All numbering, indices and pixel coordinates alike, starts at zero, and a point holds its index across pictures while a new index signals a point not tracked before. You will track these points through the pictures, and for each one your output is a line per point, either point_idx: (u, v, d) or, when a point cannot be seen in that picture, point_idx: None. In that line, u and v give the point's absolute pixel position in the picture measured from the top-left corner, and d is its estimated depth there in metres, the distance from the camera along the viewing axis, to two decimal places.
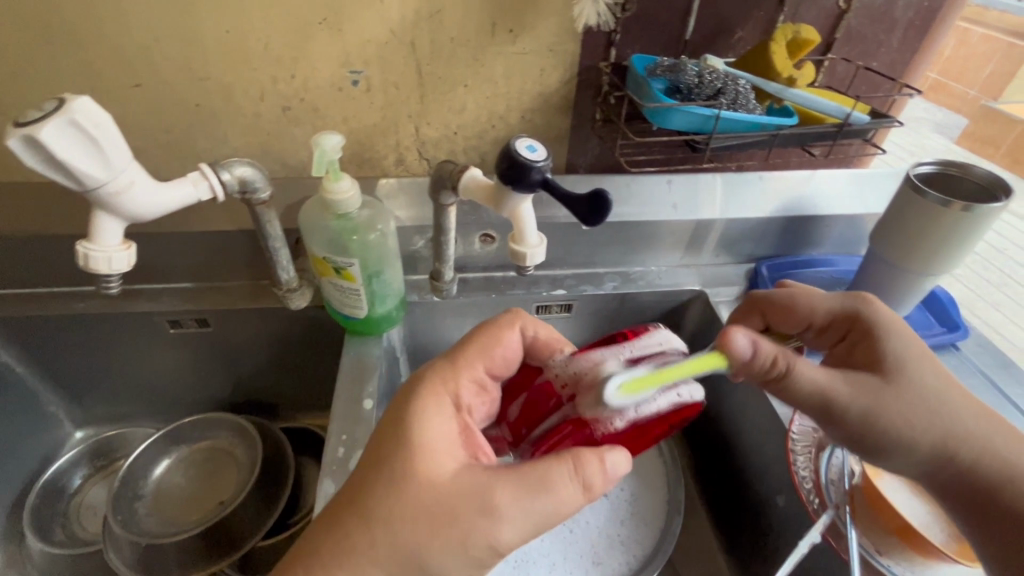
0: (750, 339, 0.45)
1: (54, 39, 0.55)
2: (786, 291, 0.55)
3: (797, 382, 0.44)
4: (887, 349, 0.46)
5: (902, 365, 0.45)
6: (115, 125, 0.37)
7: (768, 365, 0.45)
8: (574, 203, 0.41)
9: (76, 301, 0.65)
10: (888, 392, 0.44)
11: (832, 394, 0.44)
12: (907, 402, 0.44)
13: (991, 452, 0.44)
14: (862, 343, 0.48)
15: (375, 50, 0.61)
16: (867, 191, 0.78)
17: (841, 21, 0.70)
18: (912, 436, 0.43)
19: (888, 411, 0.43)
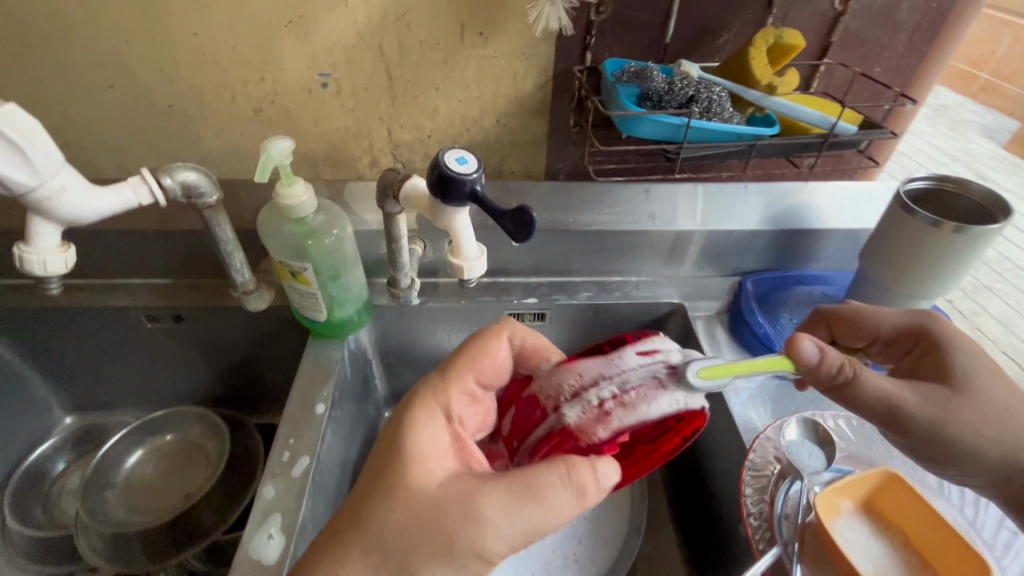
0: (818, 346, 0.47)
1: (32, 39, 0.56)
2: (854, 304, 0.56)
3: (864, 389, 0.46)
4: (956, 364, 0.48)
5: (969, 380, 0.47)
6: (42, 131, 0.39)
7: (834, 371, 0.46)
8: (503, 219, 0.40)
9: (57, 292, 0.67)
10: (956, 403, 0.46)
11: (902, 404, 0.46)
12: (973, 415, 0.46)
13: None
14: (930, 358, 0.50)
15: (342, 53, 0.60)
16: (862, 206, 0.73)
17: (837, 24, 0.66)
18: (975, 445, 0.46)
19: (952, 422, 0.46)
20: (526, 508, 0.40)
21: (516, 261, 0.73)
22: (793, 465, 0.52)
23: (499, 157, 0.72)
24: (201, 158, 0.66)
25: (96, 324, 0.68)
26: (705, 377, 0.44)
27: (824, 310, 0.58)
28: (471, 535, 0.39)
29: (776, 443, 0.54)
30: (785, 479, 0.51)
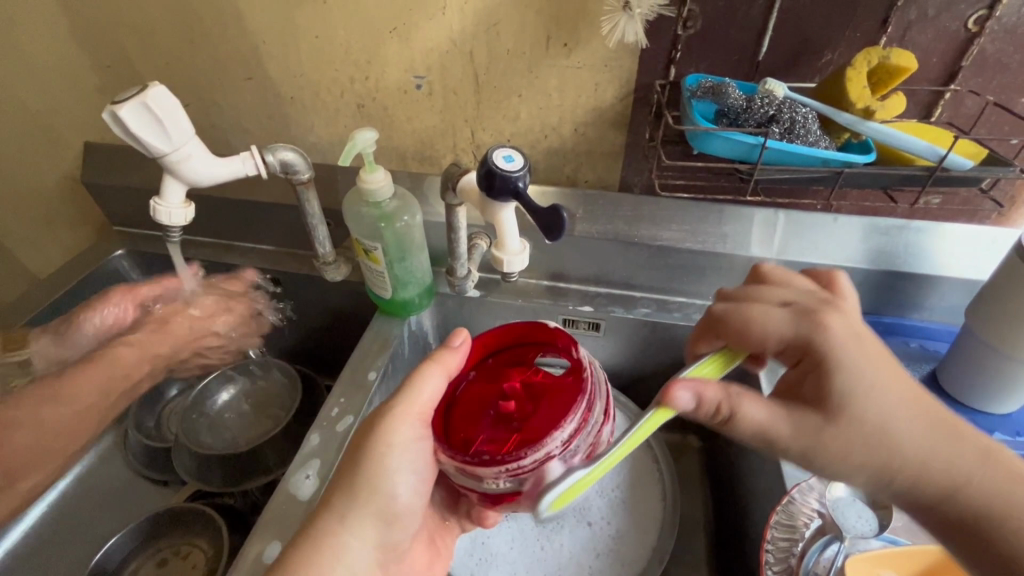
0: (694, 392, 0.41)
1: (195, 38, 0.69)
2: (738, 309, 0.47)
3: (740, 425, 0.42)
4: (836, 387, 0.41)
5: (848, 402, 0.40)
6: (177, 108, 0.49)
7: (711, 411, 0.42)
8: (538, 216, 0.46)
9: (188, 245, 0.80)
10: (830, 433, 0.40)
11: (773, 436, 0.41)
12: (849, 441, 0.40)
13: (926, 467, 0.40)
14: (812, 376, 0.42)
15: (437, 58, 0.66)
16: (980, 254, 0.64)
17: (970, 47, 0.58)
18: (854, 470, 0.41)
19: (831, 447, 0.41)
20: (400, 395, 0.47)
21: (577, 267, 0.73)
22: (834, 522, 0.48)
23: (574, 165, 0.74)
24: (312, 144, 0.76)
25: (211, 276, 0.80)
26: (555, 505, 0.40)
27: (712, 313, 0.49)
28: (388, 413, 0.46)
29: (817, 495, 0.50)
30: (822, 535, 0.48)
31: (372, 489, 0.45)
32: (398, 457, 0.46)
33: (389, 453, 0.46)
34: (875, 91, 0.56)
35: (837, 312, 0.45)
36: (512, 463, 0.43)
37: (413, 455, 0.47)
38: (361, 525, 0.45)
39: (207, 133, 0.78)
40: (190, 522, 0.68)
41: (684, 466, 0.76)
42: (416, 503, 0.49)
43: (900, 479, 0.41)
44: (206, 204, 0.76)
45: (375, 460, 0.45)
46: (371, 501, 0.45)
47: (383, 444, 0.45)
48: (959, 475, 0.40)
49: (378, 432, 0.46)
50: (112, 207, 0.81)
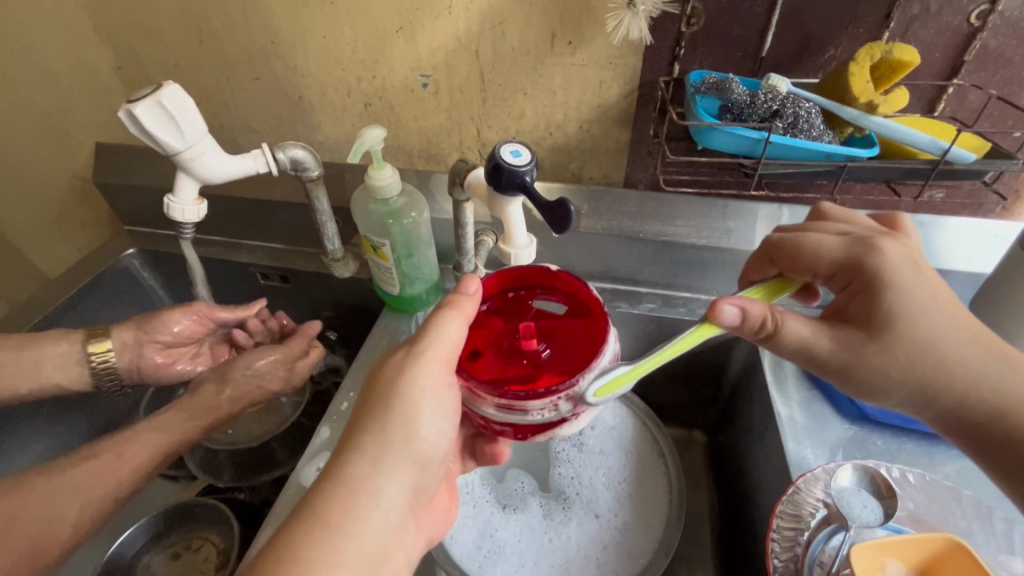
0: (740, 306, 0.42)
1: (205, 39, 0.70)
2: (795, 233, 0.47)
3: (786, 339, 0.43)
4: (889, 305, 0.41)
5: (896, 321, 0.41)
6: (190, 106, 0.50)
7: (757, 326, 0.43)
8: (545, 209, 0.47)
9: (198, 244, 0.81)
10: (873, 350, 0.41)
11: (816, 353, 0.42)
12: (892, 360, 0.41)
13: (959, 384, 0.41)
14: (860, 297, 0.42)
15: (443, 57, 0.67)
16: (984, 248, 0.64)
17: (972, 41, 0.58)
18: (897, 387, 0.41)
19: (874, 365, 0.41)
20: (424, 338, 0.44)
21: (583, 263, 0.74)
22: (840, 512, 0.49)
23: (578, 162, 0.74)
24: (319, 143, 0.77)
25: (220, 274, 0.81)
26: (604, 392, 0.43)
27: (768, 240, 0.49)
28: (417, 353, 0.44)
29: (823, 483, 0.51)
30: (827, 524, 0.49)
31: (403, 430, 0.42)
32: (429, 398, 0.43)
33: (419, 393, 0.43)
34: (878, 86, 0.57)
35: (895, 240, 0.44)
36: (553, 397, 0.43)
37: (442, 400, 0.44)
38: (397, 470, 0.41)
39: (216, 133, 0.79)
40: (203, 516, 0.69)
41: (689, 461, 0.77)
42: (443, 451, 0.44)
43: (938, 399, 0.41)
44: (216, 202, 0.77)
45: (406, 398, 0.42)
46: (400, 444, 0.42)
47: (413, 382, 0.43)
48: (1005, 396, 0.40)
49: (408, 370, 0.43)
50: (123, 206, 0.83)
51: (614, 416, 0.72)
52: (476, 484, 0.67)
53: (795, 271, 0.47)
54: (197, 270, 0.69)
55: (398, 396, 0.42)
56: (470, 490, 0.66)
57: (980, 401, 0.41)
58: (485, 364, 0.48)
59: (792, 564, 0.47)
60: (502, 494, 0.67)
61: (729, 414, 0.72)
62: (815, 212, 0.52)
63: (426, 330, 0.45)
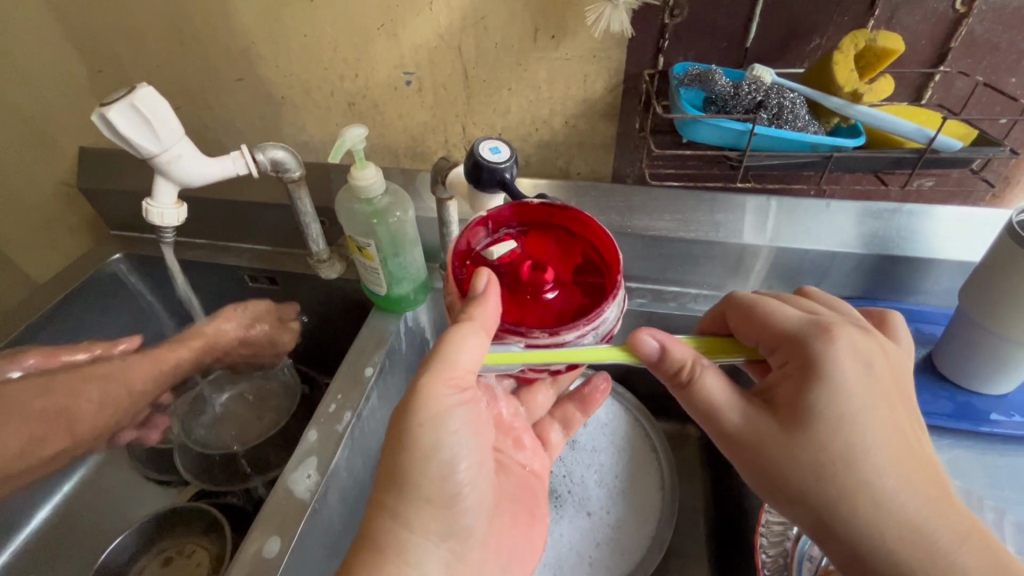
0: (662, 346, 0.43)
1: (185, 41, 0.69)
2: (758, 298, 0.46)
3: (699, 395, 0.43)
4: (810, 400, 0.39)
5: (811, 420, 0.38)
6: (165, 108, 0.49)
7: (675, 371, 0.43)
8: None
9: (185, 247, 0.81)
10: (776, 438, 0.40)
11: (721, 414, 0.42)
12: (795, 456, 0.39)
13: (858, 510, 0.38)
14: (789, 381, 0.40)
15: (426, 54, 0.66)
16: (972, 237, 0.64)
17: (958, 28, 0.58)
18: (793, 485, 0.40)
19: (769, 451, 0.40)
20: (436, 360, 0.43)
21: None
22: None
23: (566, 158, 0.74)
24: (304, 143, 0.77)
25: (208, 277, 0.80)
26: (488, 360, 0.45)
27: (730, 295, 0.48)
28: (417, 393, 0.43)
29: None
30: None
31: (418, 476, 0.43)
32: (438, 433, 0.43)
33: (425, 433, 0.43)
34: (863, 74, 0.56)
35: (852, 335, 0.41)
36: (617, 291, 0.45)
37: (457, 422, 0.44)
38: (418, 518, 0.43)
39: (201, 135, 0.78)
40: (195, 521, 0.68)
41: (683, 456, 0.76)
42: (474, 475, 0.46)
43: (831, 518, 0.39)
44: (202, 205, 0.77)
45: (409, 444, 0.42)
46: (415, 490, 0.43)
47: (418, 425, 0.42)
48: (913, 526, 0.37)
49: (410, 415, 0.42)
50: (110, 210, 0.82)
51: (607, 413, 0.72)
52: None
53: (744, 335, 0.45)
54: (182, 280, 0.69)
55: (405, 445, 0.42)
56: None
57: (882, 529, 0.37)
58: (526, 321, 0.46)
59: (781, 558, 0.47)
60: None
61: None
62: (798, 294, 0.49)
63: (441, 347, 0.43)
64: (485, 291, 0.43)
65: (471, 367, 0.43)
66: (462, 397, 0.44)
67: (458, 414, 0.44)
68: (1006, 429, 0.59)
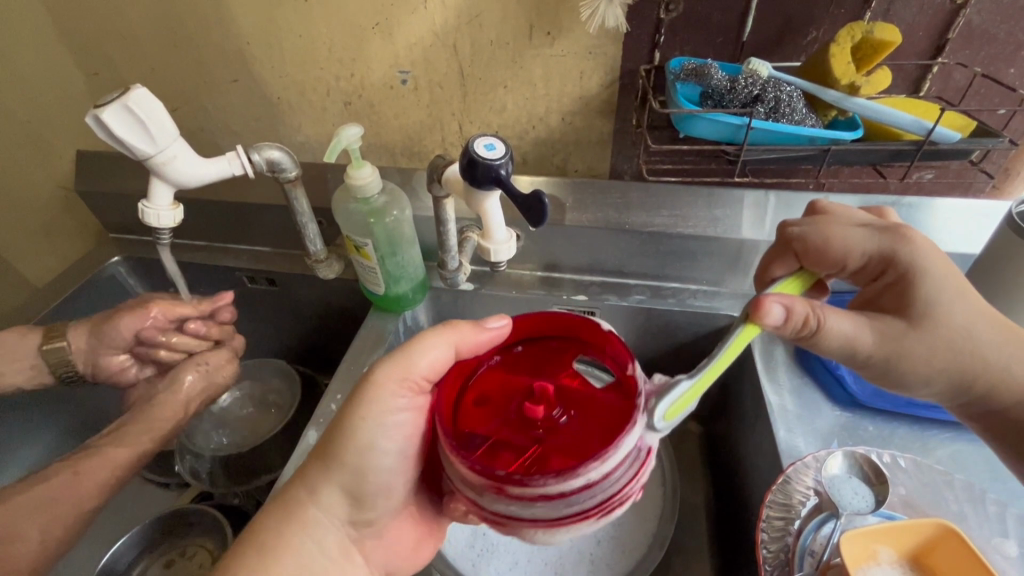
0: (784, 306, 0.41)
1: (179, 42, 0.69)
2: (819, 228, 0.47)
3: (826, 337, 0.42)
4: (921, 295, 0.42)
5: (931, 309, 0.42)
6: (159, 109, 0.49)
7: (800, 325, 0.42)
8: (520, 202, 0.47)
9: (184, 249, 0.80)
10: (915, 338, 0.42)
11: (859, 346, 0.43)
12: (932, 344, 0.42)
13: (994, 367, 0.43)
14: (894, 289, 0.44)
15: (421, 53, 0.66)
16: (973, 229, 0.63)
17: (955, 19, 0.57)
18: (932, 375, 0.43)
19: (909, 355, 0.42)
20: (405, 353, 0.46)
21: (570, 256, 0.72)
22: (831, 500, 0.49)
23: (563, 155, 0.74)
24: (300, 144, 0.77)
25: (206, 280, 0.80)
26: (669, 417, 0.38)
27: (787, 235, 0.49)
28: (371, 384, 0.45)
29: (814, 471, 0.51)
30: (818, 512, 0.49)
31: (346, 467, 0.45)
32: (376, 434, 0.45)
33: (364, 430, 0.44)
34: (861, 66, 0.56)
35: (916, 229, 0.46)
36: (500, 486, 0.36)
37: (392, 429, 0.46)
38: None
39: (197, 137, 0.78)
40: (196, 524, 0.68)
41: (684, 454, 0.76)
42: (392, 480, 0.48)
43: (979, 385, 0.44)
44: (199, 207, 0.77)
45: (350, 436, 0.44)
46: (341, 478, 0.45)
47: (359, 418, 0.44)
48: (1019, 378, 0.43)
49: (361, 402, 0.44)
50: (108, 214, 0.82)
51: None
52: None
53: (820, 269, 0.47)
54: (180, 282, 0.69)
55: (343, 436, 0.44)
56: None
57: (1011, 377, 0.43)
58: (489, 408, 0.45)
59: (783, 553, 0.47)
60: None
61: (723, 404, 0.71)
62: (810, 208, 0.54)
63: (408, 344, 0.46)
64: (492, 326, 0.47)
65: (426, 374, 0.46)
66: (409, 402, 0.46)
67: (400, 420, 0.46)
68: None
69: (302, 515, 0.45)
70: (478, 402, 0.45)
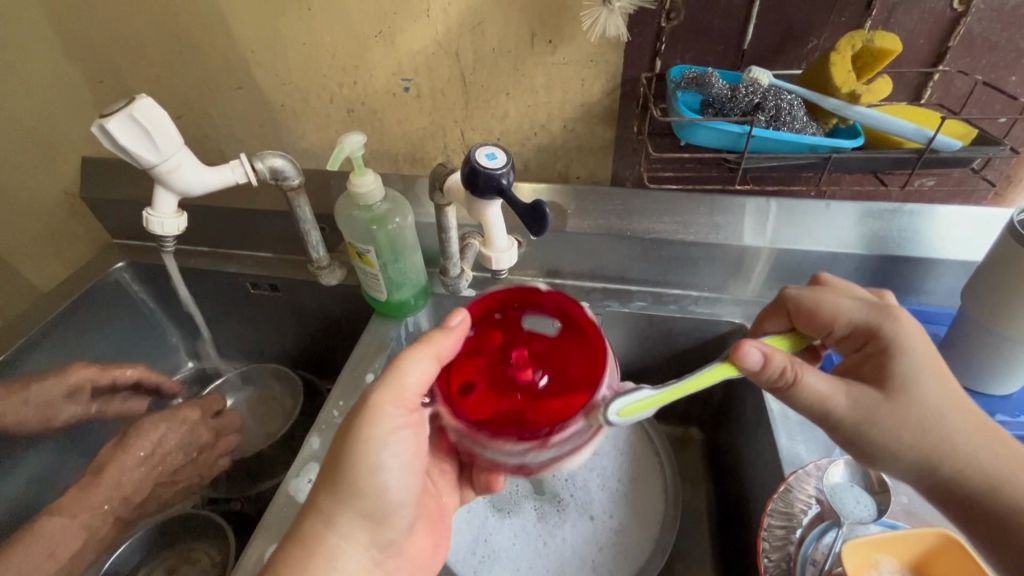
0: (763, 352, 0.43)
1: (184, 50, 0.70)
2: (811, 292, 0.48)
3: (801, 391, 0.43)
4: (900, 370, 0.43)
5: (909, 386, 0.42)
6: (164, 118, 0.50)
7: (775, 376, 0.43)
8: (522, 211, 0.48)
9: (187, 255, 0.81)
10: (888, 412, 0.42)
11: (831, 409, 0.43)
12: (903, 422, 0.42)
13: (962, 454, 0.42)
14: (872, 360, 0.44)
15: (424, 60, 0.66)
16: (975, 236, 0.63)
17: (956, 27, 0.57)
18: (899, 452, 0.42)
19: (878, 430, 0.42)
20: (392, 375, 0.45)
21: (572, 262, 0.73)
22: (833, 509, 0.48)
23: (565, 162, 0.74)
24: (304, 150, 0.77)
25: (210, 285, 0.80)
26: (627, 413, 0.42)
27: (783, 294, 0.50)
28: (366, 407, 0.44)
29: (815, 479, 0.51)
30: (821, 521, 0.48)
31: (360, 495, 0.45)
32: (380, 454, 0.44)
33: (366, 453, 0.44)
34: (861, 75, 0.56)
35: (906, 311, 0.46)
36: (550, 442, 0.42)
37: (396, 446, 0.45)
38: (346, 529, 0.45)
39: (201, 143, 0.79)
40: (198, 529, 0.68)
41: (686, 460, 0.76)
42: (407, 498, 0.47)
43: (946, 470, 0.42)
44: (203, 213, 0.77)
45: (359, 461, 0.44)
46: (351, 503, 0.45)
47: (361, 441, 0.44)
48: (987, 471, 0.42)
49: (358, 424, 0.44)
50: (112, 220, 0.82)
51: None
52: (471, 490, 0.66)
53: (808, 331, 0.48)
54: (183, 290, 0.70)
55: (344, 461, 0.44)
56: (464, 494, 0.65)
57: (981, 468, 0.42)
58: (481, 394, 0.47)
59: (784, 562, 0.47)
60: (498, 498, 0.66)
61: (725, 411, 0.71)
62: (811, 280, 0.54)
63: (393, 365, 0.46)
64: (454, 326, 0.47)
65: (419, 390, 0.46)
66: (407, 418, 0.46)
67: (404, 435, 0.46)
68: (1008, 430, 0.58)
69: (304, 523, 0.45)
70: (463, 394, 0.47)
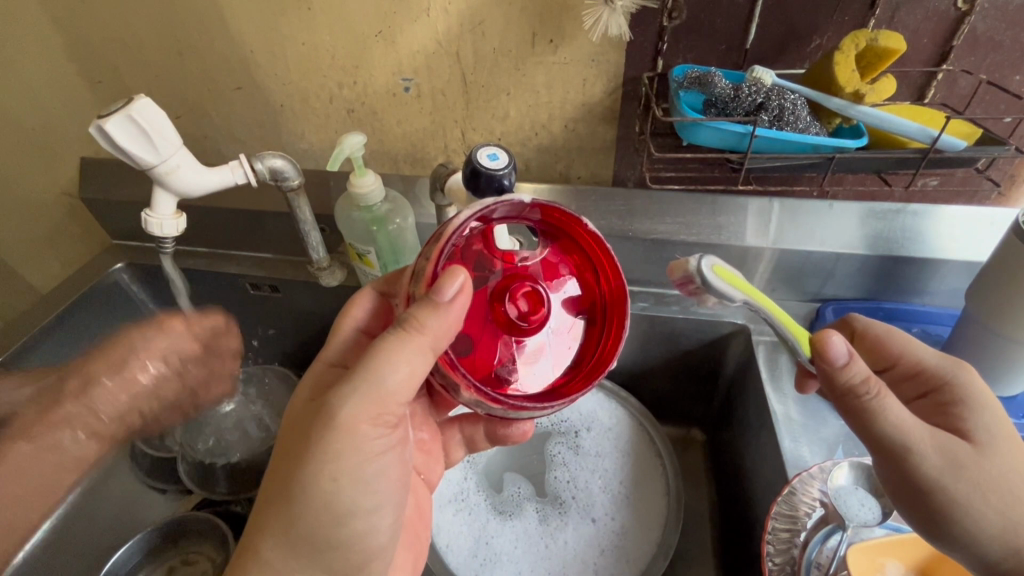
0: (849, 350, 0.41)
1: (183, 50, 0.70)
2: (884, 325, 0.50)
3: (883, 416, 0.39)
4: (976, 422, 0.42)
5: (995, 440, 0.41)
6: (164, 120, 0.49)
7: (857, 384, 0.40)
8: None
9: (186, 256, 0.80)
10: (967, 462, 0.39)
11: (913, 445, 0.39)
12: (981, 480, 0.39)
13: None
14: (942, 408, 0.43)
15: (424, 60, 0.66)
16: (981, 236, 0.63)
17: (960, 27, 0.57)
18: (979, 516, 0.39)
19: (961, 481, 0.39)
20: (365, 382, 0.39)
21: None
22: (837, 512, 0.49)
23: (566, 162, 0.73)
24: (304, 151, 0.77)
25: (208, 286, 0.80)
26: (716, 276, 0.45)
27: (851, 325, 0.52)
28: (338, 423, 0.39)
29: (819, 482, 0.50)
30: (825, 524, 0.49)
31: (326, 531, 0.40)
32: (354, 477, 0.40)
33: (335, 474, 0.39)
34: (866, 74, 0.56)
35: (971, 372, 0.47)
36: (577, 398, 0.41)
37: (368, 468, 0.41)
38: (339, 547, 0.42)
39: (201, 144, 0.78)
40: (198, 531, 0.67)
41: (688, 461, 0.76)
42: (377, 524, 0.43)
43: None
44: (203, 214, 0.77)
45: (326, 499, 0.40)
46: (313, 530, 0.40)
47: (327, 458, 0.39)
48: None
49: (327, 448, 0.39)
50: (111, 220, 0.82)
51: (610, 418, 0.71)
52: (472, 491, 0.66)
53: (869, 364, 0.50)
54: (183, 292, 0.69)
55: (308, 481, 0.39)
56: (464, 497, 0.65)
57: None
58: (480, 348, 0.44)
59: (789, 566, 0.47)
60: (498, 500, 0.66)
61: (727, 413, 0.71)
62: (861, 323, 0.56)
63: (367, 366, 0.39)
64: (446, 286, 0.38)
65: (395, 401, 0.40)
66: (384, 436, 0.41)
67: (378, 456, 0.41)
68: None
69: None
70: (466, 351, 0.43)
